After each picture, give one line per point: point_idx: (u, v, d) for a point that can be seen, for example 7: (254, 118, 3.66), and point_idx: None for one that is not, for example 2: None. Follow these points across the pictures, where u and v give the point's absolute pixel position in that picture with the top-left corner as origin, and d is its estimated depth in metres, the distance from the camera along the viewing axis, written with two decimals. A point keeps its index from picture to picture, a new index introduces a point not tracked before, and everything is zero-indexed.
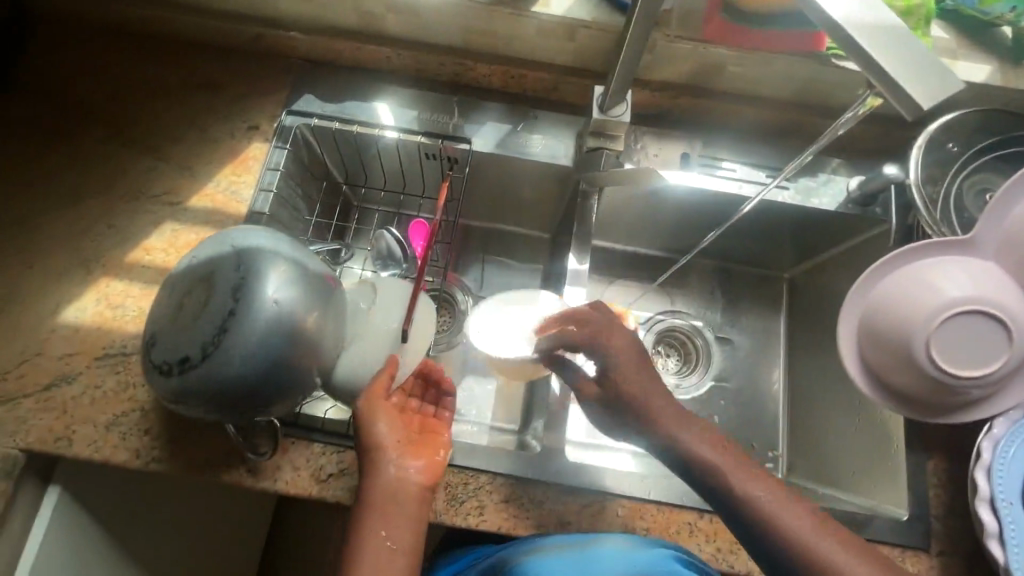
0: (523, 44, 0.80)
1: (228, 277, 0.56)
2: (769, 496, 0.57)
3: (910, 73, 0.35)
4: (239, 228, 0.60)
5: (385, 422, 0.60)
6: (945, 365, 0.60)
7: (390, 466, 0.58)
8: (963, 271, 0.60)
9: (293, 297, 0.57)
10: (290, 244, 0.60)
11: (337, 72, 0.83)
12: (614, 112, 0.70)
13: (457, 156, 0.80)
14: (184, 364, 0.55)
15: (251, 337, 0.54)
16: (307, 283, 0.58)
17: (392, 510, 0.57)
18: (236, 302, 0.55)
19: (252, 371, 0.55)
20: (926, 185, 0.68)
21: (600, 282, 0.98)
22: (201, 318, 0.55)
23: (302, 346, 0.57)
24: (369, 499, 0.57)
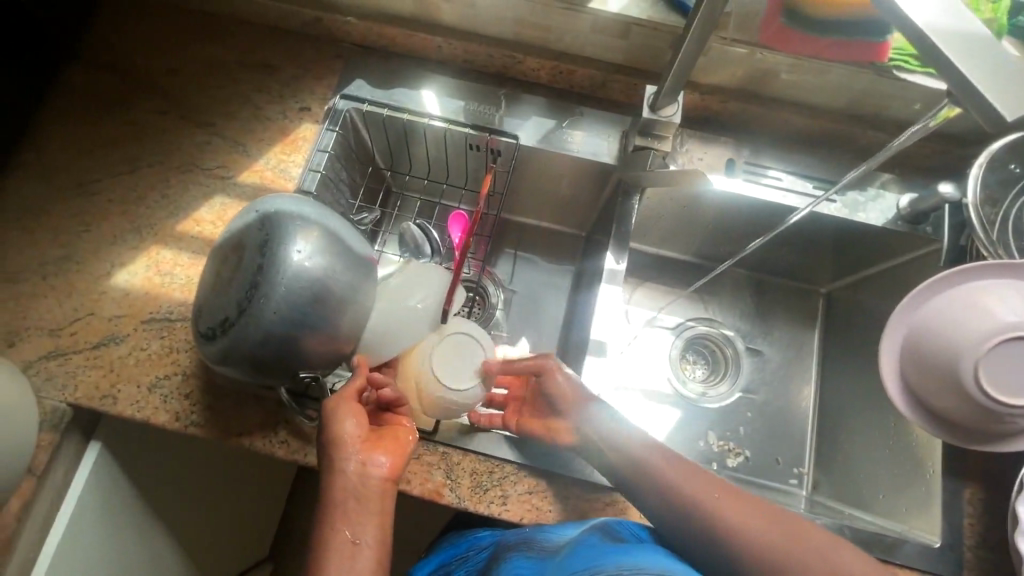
0: (573, 40, 0.80)
1: (257, 241, 0.57)
2: (715, 497, 0.55)
3: (986, 81, 0.34)
4: (262, 199, 0.62)
5: (346, 418, 0.59)
6: (994, 393, 0.58)
7: (351, 461, 0.57)
8: (1021, 297, 0.58)
9: (321, 259, 0.58)
10: (316, 210, 0.61)
11: (388, 59, 0.84)
12: (664, 112, 0.69)
13: (501, 148, 0.81)
14: (225, 325, 0.56)
15: (278, 297, 0.55)
16: (338, 250, 0.59)
17: (356, 506, 0.56)
18: (267, 264, 0.56)
19: (283, 330, 0.56)
20: (984, 207, 0.66)
21: (628, 284, 0.97)
22: (236, 284, 0.57)
23: (330, 310, 0.59)
24: (329, 495, 0.56)
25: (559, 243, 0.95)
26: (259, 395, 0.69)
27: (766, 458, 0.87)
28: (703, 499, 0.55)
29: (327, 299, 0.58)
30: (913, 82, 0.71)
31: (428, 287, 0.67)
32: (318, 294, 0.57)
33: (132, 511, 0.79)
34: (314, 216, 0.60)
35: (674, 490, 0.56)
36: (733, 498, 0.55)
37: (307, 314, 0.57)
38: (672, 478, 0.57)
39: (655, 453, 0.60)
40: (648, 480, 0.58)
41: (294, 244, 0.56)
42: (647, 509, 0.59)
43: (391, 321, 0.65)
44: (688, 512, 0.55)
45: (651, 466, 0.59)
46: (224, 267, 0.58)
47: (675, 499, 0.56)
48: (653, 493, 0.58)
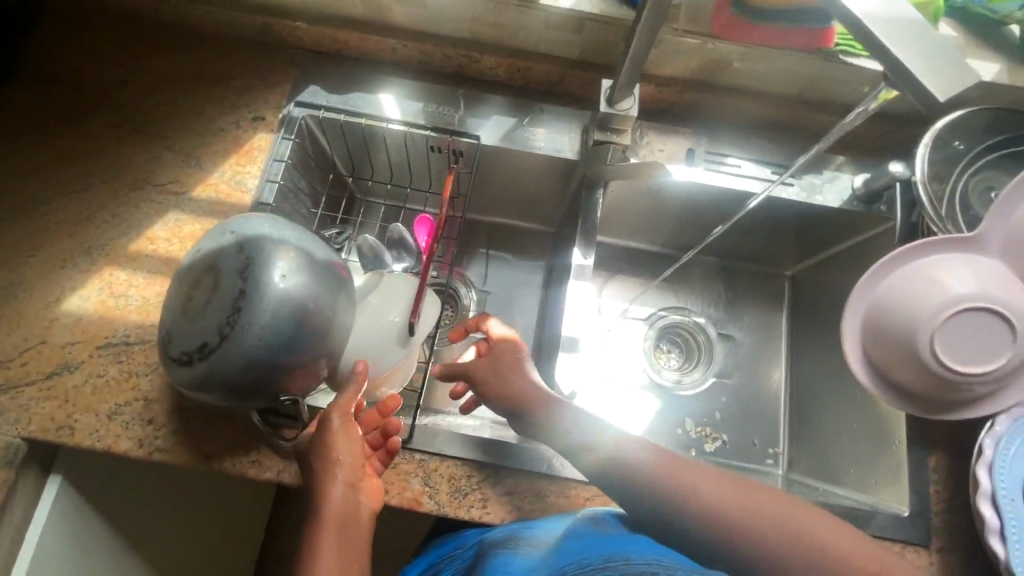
0: (528, 39, 0.79)
1: (235, 263, 0.55)
2: (700, 482, 0.52)
3: (925, 64, 0.35)
4: (237, 219, 0.59)
5: (352, 446, 0.58)
6: (947, 360, 0.60)
7: (354, 488, 0.57)
8: (969, 268, 0.60)
9: (303, 281, 0.56)
10: (294, 230, 0.59)
11: (344, 64, 0.82)
12: (621, 106, 0.69)
13: (462, 149, 0.80)
14: (203, 351, 0.53)
15: (263, 322, 0.53)
16: (319, 271, 0.57)
17: (354, 533, 0.55)
18: (247, 286, 0.53)
19: (267, 356, 0.54)
20: (932, 182, 0.67)
21: (598, 278, 0.98)
22: (212, 308, 0.54)
23: (313, 334, 0.56)
24: (324, 526, 0.54)
25: (529, 241, 0.95)
26: (227, 416, 0.67)
27: (742, 441, 0.89)
28: (693, 484, 0.52)
29: (312, 322, 0.56)
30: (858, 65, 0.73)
31: (399, 299, 0.66)
32: (304, 315, 0.55)
33: (100, 544, 0.76)
34: (294, 237, 0.58)
35: (662, 482, 0.52)
36: (721, 484, 0.52)
37: (294, 336, 0.55)
38: (656, 466, 0.53)
39: (638, 446, 0.56)
40: (636, 478, 0.53)
41: (276, 265, 0.54)
42: (627, 501, 0.54)
43: (371, 338, 0.63)
44: (678, 504, 0.51)
45: (635, 457, 0.54)
46: (196, 289, 0.55)
47: (664, 492, 0.52)
48: (634, 484, 0.53)
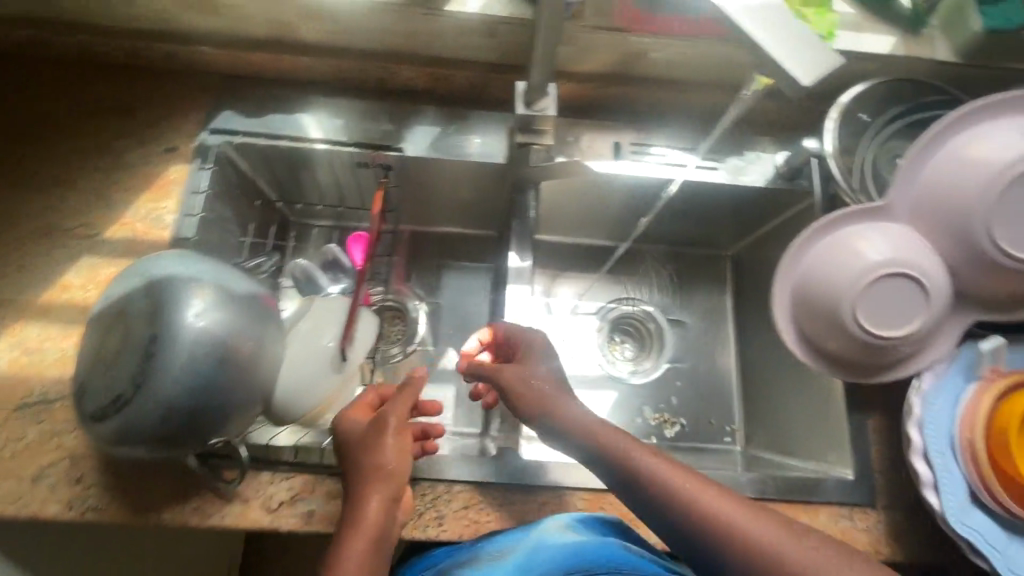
0: (444, 47, 0.78)
1: (145, 307, 0.52)
2: (675, 476, 0.54)
3: (788, 53, 0.37)
4: (148, 259, 0.57)
5: (405, 454, 0.57)
6: (870, 327, 0.62)
7: (396, 499, 0.56)
8: (883, 237, 0.62)
9: (221, 318, 0.53)
10: (209, 266, 0.56)
11: (258, 86, 0.80)
12: (539, 106, 0.69)
13: (390, 163, 0.79)
14: (118, 403, 0.51)
15: (180, 366, 0.51)
16: (238, 305, 0.55)
17: (382, 545, 0.53)
18: (158, 330, 0.51)
19: (188, 400, 0.51)
20: (843, 156, 0.69)
21: (546, 277, 0.98)
22: (124, 357, 0.51)
23: (236, 372, 0.54)
24: (363, 542, 0.52)
25: (472, 247, 0.94)
26: (163, 465, 0.63)
27: (700, 423, 0.90)
28: (670, 481, 0.53)
29: (235, 359, 0.54)
30: None
31: (330, 323, 0.65)
32: (224, 353, 0.53)
33: None
34: (209, 273, 0.55)
35: (640, 477, 0.54)
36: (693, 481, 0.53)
37: (216, 377, 0.52)
38: (628, 447, 0.56)
39: (623, 438, 0.57)
40: (617, 468, 0.56)
41: (188, 305, 0.52)
42: (609, 479, 0.57)
43: (304, 366, 0.61)
44: (644, 485, 0.54)
45: (616, 453, 0.56)
46: (108, 339, 0.53)
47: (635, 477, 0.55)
48: (609, 466, 0.56)
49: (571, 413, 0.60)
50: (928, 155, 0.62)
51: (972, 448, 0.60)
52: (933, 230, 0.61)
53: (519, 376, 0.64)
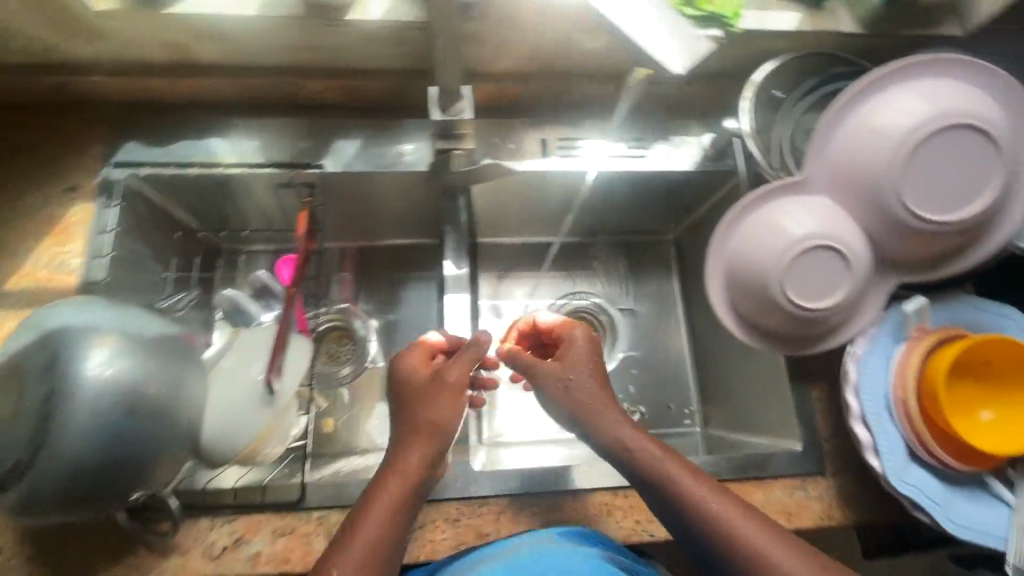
0: (349, 57, 0.74)
1: (39, 364, 0.48)
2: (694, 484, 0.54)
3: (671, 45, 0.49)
4: (42, 310, 0.53)
5: (456, 405, 0.57)
6: (799, 300, 0.63)
7: (440, 449, 0.56)
8: (805, 210, 0.63)
9: (127, 367, 0.50)
10: (110, 311, 0.53)
11: (162, 113, 0.76)
12: (455, 109, 0.66)
13: (314, 180, 0.76)
14: (17, 469, 0.47)
15: (82, 422, 0.47)
16: (146, 349, 0.52)
17: (417, 492, 0.54)
18: (54, 387, 0.47)
19: (97, 457, 0.48)
20: (760, 134, 0.70)
21: (493, 280, 0.97)
22: (19, 420, 0.47)
23: (150, 421, 0.51)
24: (397, 488, 0.53)
25: (411, 258, 0.95)
26: (90, 526, 0.60)
27: (659, 409, 0.91)
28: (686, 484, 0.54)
29: (147, 407, 0.51)
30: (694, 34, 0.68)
31: (257, 355, 0.62)
32: (134, 403, 0.50)
33: None
34: (111, 319, 0.52)
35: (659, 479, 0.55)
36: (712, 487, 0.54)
37: (127, 429, 0.49)
38: (646, 447, 0.57)
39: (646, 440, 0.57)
40: (642, 472, 0.56)
41: (86, 357, 0.48)
42: (628, 476, 0.58)
43: (231, 406, 0.58)
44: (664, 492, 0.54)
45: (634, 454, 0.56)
46: None
47: (652, 474, 0.55)
48: (626, 463, 0.57)
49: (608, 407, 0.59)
50: (837, 125, 0.63)
51: (906, 407, 0.62)
52: (849, 200, 0.63)
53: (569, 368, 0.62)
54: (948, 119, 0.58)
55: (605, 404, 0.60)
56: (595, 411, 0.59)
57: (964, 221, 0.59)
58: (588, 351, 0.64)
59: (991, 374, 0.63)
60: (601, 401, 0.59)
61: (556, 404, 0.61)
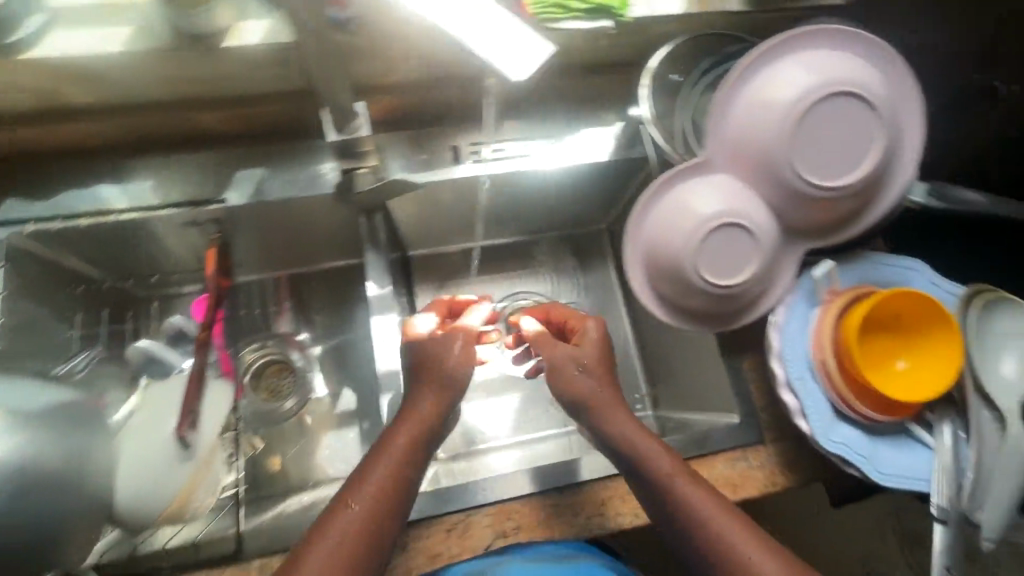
0: (230, 86, 0.71)
1: None
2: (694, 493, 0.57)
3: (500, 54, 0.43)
4: None
5: (464, 363, 0.65)
6: (714, 278, 0.64)
7: (448, 398, 0.63)
8: (712, 189, 0.64)
9: (13, 444, 0.47)
10: None
11: (42, 165, 0.71)
12: (353, 127, 0.64)
13: (221, 216, 0.72)
14: None
15: None
16: (33, 422, 0.48)
17: (423, 437, 0.60)
18: None
19: None
20: (661, 120, 0.71)
21: (430, 292, 0.95)
22: None
23: (46, 496, 0.48)
24: (407, 433, 0.59)
25: (351, 280, 0.93)
26: None
27: None
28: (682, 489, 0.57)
29: (39, 483, 0.47)
30: (565, 28, 0.69)
31: (169, 407, 0.65)
32: (22, 481, 0.46)
33: None
34: None
35: (659, 484, 0.58)
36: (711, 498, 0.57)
37: (18, 511, 0.46)
38: (644, 446, 0.60)
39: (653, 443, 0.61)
40: (647, 476, 0.59)
41: None
42: (628, 476, 0.61)
43: (145, 462, 0.60)
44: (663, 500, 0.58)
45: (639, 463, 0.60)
46: None
47: (652, 471, 0.59)
48: (629, 460, 0.60)
49: (610, 400, 0.63)
50: (730, 102, 0.64)
51: (826, 369, 0.64)
52: (751, 175, 0.64)
53: (586, 358, 0.65)
54: (827, 90, 0.60)
55: (614, 400, 0.64)
56: (601, 409, 0.63)
57: (854, 184, 0.61)
58: (600, 345, 0.67)
59: (917, 326, 0.64)
60: (609, 399, 0.63)
61: (562, 397, 0.65)
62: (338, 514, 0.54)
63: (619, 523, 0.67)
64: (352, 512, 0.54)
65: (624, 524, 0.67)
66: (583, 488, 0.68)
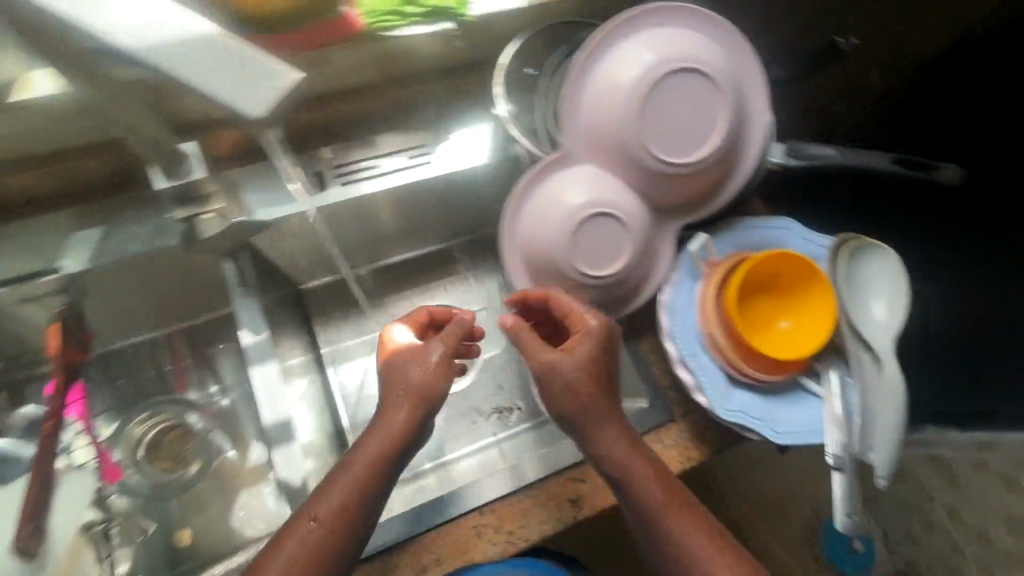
0: (43, 145, 0.65)
1: None
2: (669, 510, 0.56)
3: (238, 87, 0.37)
4: None
5: (437, 376, 0.58)
6: (592, 270, 0.63)
7: (420, 410, 0.57)
8: (578, 180, 0.63)
9: None
10: None
11: None
12: (182, 173, 0.59)
13: (57, 287, 0.65)
14: None
15: None
16: None
17: (387, 453, 0.56)
18: None
19: None
20: (519, 118, 0.70)
21: (332, 324, 0.90)
22: None
23: None
24: (373, 447, 0.55)
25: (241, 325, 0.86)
26: None
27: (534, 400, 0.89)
28: (659, 504, 0.56)
29: None
30: (410, 33, 0.66)
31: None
32: None
33: None
34: None
35: (635, 498, 0.56)
36: (687, 516, 0.56)
37: None
38: (629, 463, 0.57)
39: (642, 458, 0.57)
40: (629, 490, 0.56)
41: None
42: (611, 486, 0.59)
43: None
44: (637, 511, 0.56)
45: (625, 478, 0.56)
46: None
47: (631, 486, 0.56)
48: (613, 474, 0.57)
49: (604, 413, 0.57)
50: (578, 94, 0.63)
51: (715, 341, 0.65)
52: (612, 162, 0.63)
53: (579, 361, 0.57)
54: (663, 69, 0.60)
55: (609, 413, 0.57)
56: (592, 424, 0.57)
57: (708, 157, 0.62)
58: (598, 348, 0.58)
59: (789, 287, 0.66)
60: (603, 413, 0.57)
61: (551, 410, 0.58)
62: (300, 525, 0.53)
63: (542, 532, 0.64)
64: (314, 526, 0.53)
65: (546, 533, 0.64)
66: (498, 503, 0.66)
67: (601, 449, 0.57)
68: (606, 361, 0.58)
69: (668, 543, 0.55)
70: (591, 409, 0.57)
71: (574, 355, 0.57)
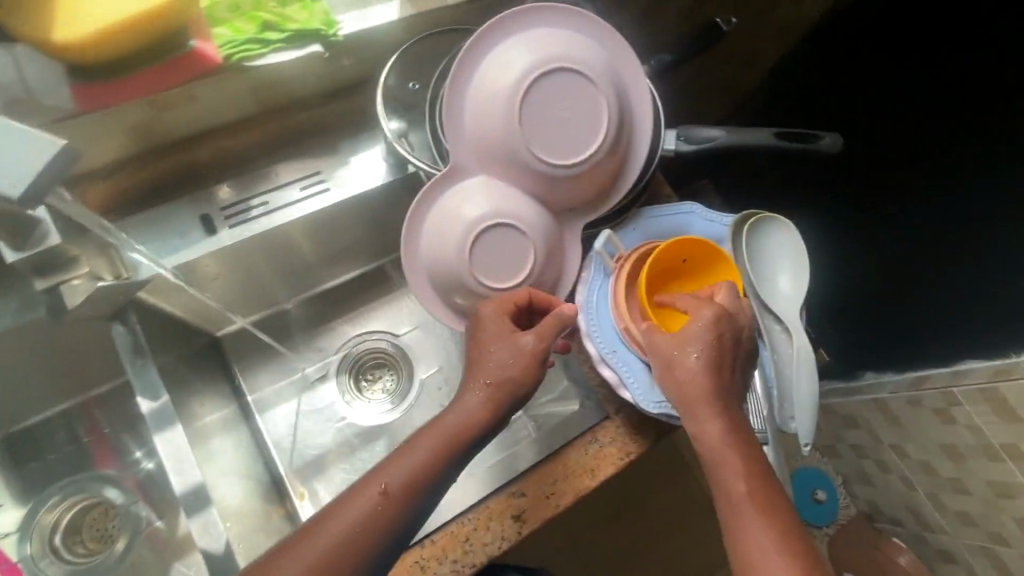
0: None
1: None
2: (748, 503, 0.54)
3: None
4: None
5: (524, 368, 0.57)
6: (500, 281, 0.62)
7: (499, 402, 0.57)
8: (473, 193, 0.62)
9: None
10: None
11: None
12: (34, 235, 0.53)
13: None
14: None
15: None
16: None
17: (455, 443, 0.56)
18: None
19: None
20: (405, 137, 0.68)
21: (255, 369, 0.86)
22: None
23: None
24: (440, 434, 0.56)
25: None
26: None
27: None
28: (741, 491, 0.55)
29: None
30: (274, 62, 0.64)
31: None
32: None
33: None
34: None
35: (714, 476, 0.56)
36: (769, 515, 0.53)
37: None
38: (721, 449, 0.56)
39: (745, 446, 0.56)
40: (710, 466, 0.56)
41: None
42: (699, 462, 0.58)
43: None
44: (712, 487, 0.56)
45: (713, 459, 0.56)
46: None
47: (716, 465, 0.56)
48: (701, 451, 0.57)
49: (705, 395, 0.56)
50: (458, 107, 0.62)
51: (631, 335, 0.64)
52: (503, 170, 0.62)
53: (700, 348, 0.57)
54: (532, 73, 0.59)
55: (710, 394, 0.56)
56: (691, 404, 0.57)
57: (598, 153, 0.61)
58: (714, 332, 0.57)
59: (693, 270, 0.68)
60: (706, 394, 0.56)
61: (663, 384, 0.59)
62: (366, 493, 0.54)
63: (488, 552, 0.63)
64: (380, 500, 0.54)
65: (492, 552, 0.63)
66: (438, 532, 0.63)
67: (695, 428, 0.56)
68: (721, 344, 0.57)
69: (738, 531, 0.54)
70: (692, 391, 0.56)
71: (681, 338, 0.58)
